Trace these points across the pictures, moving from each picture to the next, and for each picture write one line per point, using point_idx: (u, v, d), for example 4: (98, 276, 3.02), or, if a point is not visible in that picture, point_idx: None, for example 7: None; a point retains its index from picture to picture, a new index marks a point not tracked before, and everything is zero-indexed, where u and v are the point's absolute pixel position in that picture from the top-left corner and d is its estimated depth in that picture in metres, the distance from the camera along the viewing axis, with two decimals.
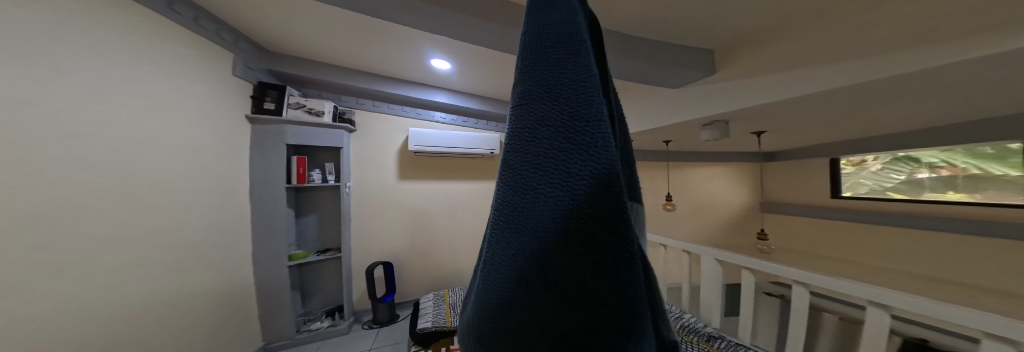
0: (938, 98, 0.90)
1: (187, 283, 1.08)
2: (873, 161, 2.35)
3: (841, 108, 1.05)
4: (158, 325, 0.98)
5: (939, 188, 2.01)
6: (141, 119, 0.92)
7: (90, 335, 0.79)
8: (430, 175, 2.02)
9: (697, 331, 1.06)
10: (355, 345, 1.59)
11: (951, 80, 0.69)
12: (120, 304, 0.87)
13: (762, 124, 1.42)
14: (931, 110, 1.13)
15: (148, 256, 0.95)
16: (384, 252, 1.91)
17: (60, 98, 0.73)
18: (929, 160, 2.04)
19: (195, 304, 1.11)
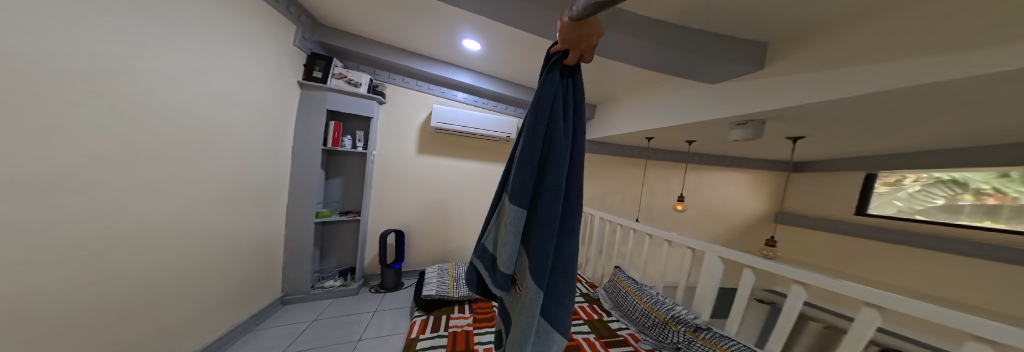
0: (1006, 108, 0.83)
1: (229, 226, 1.22)
2: (911, 181, 2.22)
3: (887, 114, 0.98)
4: (206, 257, 1.14)
5: (975, 215, 1.89)
6: (209, 81, 1.05)
7: (152, 258, 0.93)
8: (447, 152, 2.09)
9: (685, 321, 1.11)
10: (362, 306, 1.74)
11: (1006, 90, 0.65)
12: (183, 230, 1.03)
13: (798, 126, 1.35)
14: (984, 124, 1.06)
15: (202, 198, 1.08)
16: (399, 221, 2.04)
17: (144, 55, 0.84)
18: (975, 185, 1.92)
19: (235, 245, 1.27)
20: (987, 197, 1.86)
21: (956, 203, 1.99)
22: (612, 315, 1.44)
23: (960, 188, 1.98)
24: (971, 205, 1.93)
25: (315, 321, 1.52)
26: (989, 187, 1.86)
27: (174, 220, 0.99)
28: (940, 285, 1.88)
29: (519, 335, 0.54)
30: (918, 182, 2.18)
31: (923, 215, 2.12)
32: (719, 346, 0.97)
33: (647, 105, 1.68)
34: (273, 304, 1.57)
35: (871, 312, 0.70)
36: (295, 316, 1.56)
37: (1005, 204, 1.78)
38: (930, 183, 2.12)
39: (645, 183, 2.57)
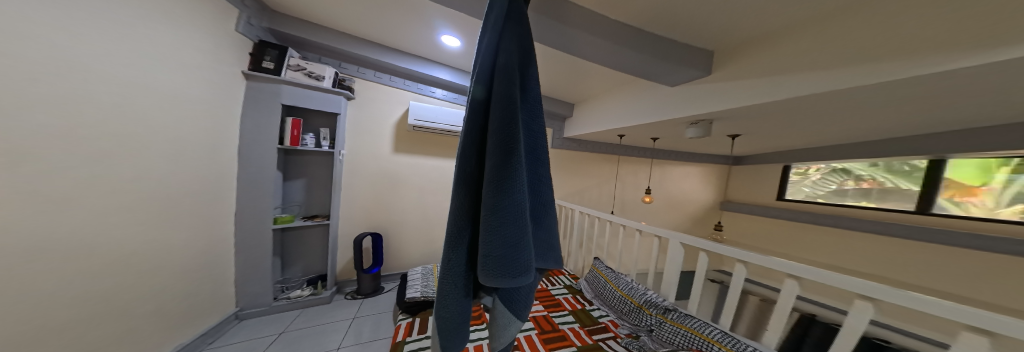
0: (888, 109, 1.07)
1: (158, 240, 1.01)
2: (815, 171, 2.74)
3: (811, 114, 1.20)
4: (134, 276, 0.94)
5: (856, 197, 2.43)
6: (132, 69, 0.87)
7: (59, 280, 0.74)
8: (425, 150, 2.01)
9: (655, 305, 1.28)
10: (336, 314, 1.61)
11: (888, 94, 0.85)
12: (100, 244, 0.84)
13: (740, 125, 1.58)
14: (872, 123, 1.36)
15: (125, 207, 0.90)
16: (373, 223, 1.92)
17: (45, 31, 0.67)
18: (857, 173, 2.46)
19: (171, 261, 1.07)
20: (865, 182, 2.39)
21: (845, 187, 2.53)
22: (593, 303, 1.53)
23: (847, 175, 2.52)
24: (855, 188, 2.46)
25: (282, 334, 1.39)
26: (867, 174, 2.38)
27: (88, 233, 0.80)
28: (837, 255, 2.38)
29: None
30: (820, 171, 2.71)
31: (824, 199, 2.65)
32: (685, 325, 1.12)
33: (618, 106, 1.81)
34: (225, 321, 1.36)
35: (792, 284, 0.89)
36: (254, 331, 1.39)
37: (876, 188, 2.31)
38: (828, 173, 2.65)
39: (618, 178, 2.77)
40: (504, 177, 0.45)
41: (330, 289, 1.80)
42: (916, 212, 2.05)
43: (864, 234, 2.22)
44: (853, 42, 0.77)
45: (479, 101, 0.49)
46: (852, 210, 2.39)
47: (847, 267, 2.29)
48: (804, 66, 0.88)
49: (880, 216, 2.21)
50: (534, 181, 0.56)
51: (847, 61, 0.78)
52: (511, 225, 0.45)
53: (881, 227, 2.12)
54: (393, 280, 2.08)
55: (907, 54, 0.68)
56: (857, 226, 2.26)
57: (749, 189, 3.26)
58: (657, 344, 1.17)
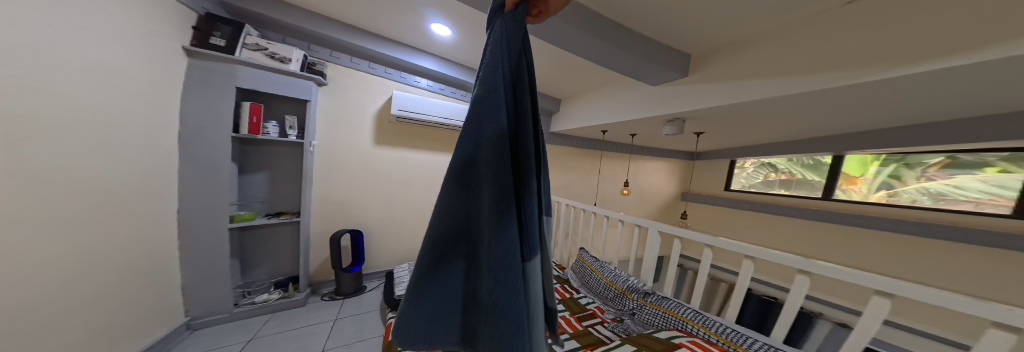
0: (824, 112, 1.28)
1: (89, 248, 0.83)
2: (748, 165, 3.20)
3: (769, 115, 1.38)
4: (62, 294, 0.76)
5: (776, 186, 2.95)
6: (47, 38, 0.68)
7: None
8: (409, 142, 1.88)
9: (636, 290, 1.39)
10: (315, 316, 1.50)
11: (827, 99, 1.02)
12: (14, 255, 0.66)
13: (709, 124, 1.77)
14: (810, 123, 1.62)
15: (46, 209, 0.71)
16: (352, 220, 1.77)
17: None
18: (777, 166, 2.93)
19: (106, 273, 0.88)
20: (782, 174, 2.91)
21: (768, 178, 3.04)
22: (579, 292, 1.62)
23: (770, 168, 3.01)
24: (775, 179, 2.97)
25: (252, 341, 1.25)
26: (784, 167, 2.88)
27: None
28: (772, 237, 2.83)
29: None
30: (751, 164, 3.17)
31: (753, 188, 3.16)
32: (663, 307, 1.24)
33: (604, 104, 1.89)
34: (174, 333, 1.18)
35: (748, 266, 1.07)
36: (217, 339, 1.23)
37: (790, 179, 2.83)
38: (758, 166, 3.10)
39: (599, 172, 2.91)
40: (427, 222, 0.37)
41: (304, 290, 1.64)
42: (822, 198, 2.55)
43: (790, 217, 2.65)
44: (806, 51, 0.89)
45: None
46: (781, 198, 2.86)
47: (777, 245, 2.75)
48: (766, 71, 0.99)
49: (802, 203, 2.68)
50: (493, 261, 0.32)
51: (800, 70, 0.90)
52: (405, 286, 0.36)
53: (798, 211, 2.60)
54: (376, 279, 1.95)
55: (847, 65, 0.80)
56: (784, 211, 2.70)
57: (704, 180, 3.69)
58: (639, 325, 1.28)
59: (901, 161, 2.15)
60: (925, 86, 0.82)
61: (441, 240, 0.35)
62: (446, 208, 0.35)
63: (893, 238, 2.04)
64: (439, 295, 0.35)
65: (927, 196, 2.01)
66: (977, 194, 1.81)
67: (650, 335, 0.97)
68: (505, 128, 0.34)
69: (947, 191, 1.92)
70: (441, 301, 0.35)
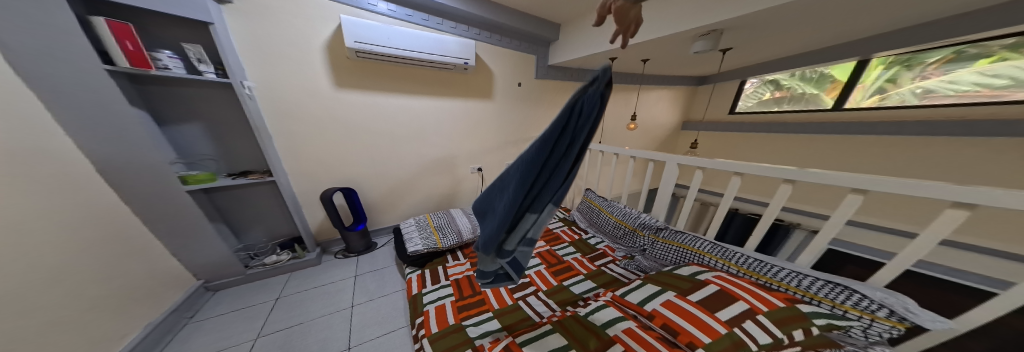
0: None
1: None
2: (749, 84, 2.93)
3: (839, 10, 1.05)
4: None
5: (771, 106, 2.81)
6: None
7: None
8: (378, 84, 1.56)
9: (648, 226, 1.31)
10: (331, 275, 1.47)
11: None
12: None
13: (745, 37, 1.43)
14: (878, 24, 1.28)
15: None
16: (339, 179, 1.62)
17: None
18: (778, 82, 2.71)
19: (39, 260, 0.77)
20: (779, 92, 2.73)
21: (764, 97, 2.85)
22: (588, 232, 1.58)
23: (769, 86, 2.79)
24: (772, 97, 2.79)
25: (279, 300, 1.27)
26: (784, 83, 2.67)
27: None
28: (776, 155, 2.71)
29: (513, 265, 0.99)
30: (753, 84, 2.91)
31: (746, 110, 2.99)
32: (676, 241, 1.17)
33: (619, 21, 1.52)
34: (194, 295, 1.21)
35: (784, 190, 0.94)
36: (241, 300, 1.26)
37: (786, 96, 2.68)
38: (759, 86, 2.86)
39: (605, 107, 2.63)
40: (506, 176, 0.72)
41: (314, 251, 1.61)
42: (828, 109, 2.39)
43: (807, 135, 2.48)
44: None
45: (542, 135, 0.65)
46: (785, 117, 2.66)
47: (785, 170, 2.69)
48: None
49: (803, 117, 2.53)
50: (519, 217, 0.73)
51: None
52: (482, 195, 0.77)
53: (814, 128, 2.43)
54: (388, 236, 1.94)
55: None
56: (802, 131, 2.51)
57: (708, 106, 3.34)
58: (650, 261, 1.25)
59: (902, 63, 1.97)
60: None
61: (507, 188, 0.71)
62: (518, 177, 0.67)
63: (930, 148, 1.87)
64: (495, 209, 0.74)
65: (915, 96, 1.97)
66: (967, 88, 1.77)
67: (672, 272, 0.93)
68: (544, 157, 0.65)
69: (938, 88, 1.88)
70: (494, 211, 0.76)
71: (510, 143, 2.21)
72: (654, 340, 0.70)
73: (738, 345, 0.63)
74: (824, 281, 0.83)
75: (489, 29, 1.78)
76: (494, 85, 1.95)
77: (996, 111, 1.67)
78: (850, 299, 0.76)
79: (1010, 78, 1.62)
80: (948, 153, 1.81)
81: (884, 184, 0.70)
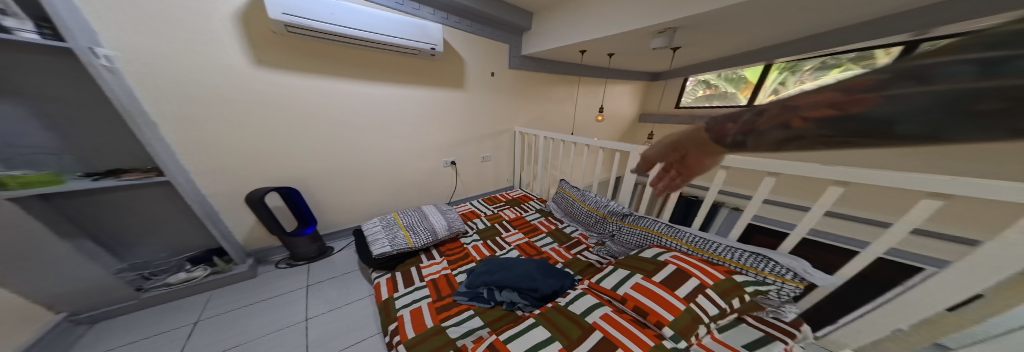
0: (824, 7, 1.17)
1: None
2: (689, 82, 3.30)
3: (771, 14, 1.23)
4: None
5: (702, 101, 3.22)
6: None
7: None
8: (323, 68, 1.38)
9: (617, 213, 1.42)
10: (283, 284, 1.33)
11: None
12: None
13: (696, 35, 1.57)
14: (798, 28, 1.52)
15: None
16: (280, 174, 1.45)
17: None
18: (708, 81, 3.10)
19: None
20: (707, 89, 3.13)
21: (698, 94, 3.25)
22: (564, 222, 1.65)
23: (701, 84, 3.18)
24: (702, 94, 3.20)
25: (199, 323, 1.10)
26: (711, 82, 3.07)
27: None
28: None
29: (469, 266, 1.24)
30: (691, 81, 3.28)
31: (687, 104, 3.40)
32: (641, 225, 1.30)
33: (592, 13, 1.55)
34: (54, 329, 0.98)
35: (721, 175, 1.09)
36: (134, 330, 1.06)
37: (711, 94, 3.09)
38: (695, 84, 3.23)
39: (575, 99, 2.71)
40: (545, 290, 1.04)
41: (244, 262, 1.39)
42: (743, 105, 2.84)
43: None
44: None
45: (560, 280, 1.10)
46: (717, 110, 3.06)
47: None
48: None
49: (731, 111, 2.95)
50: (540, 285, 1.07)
51: None
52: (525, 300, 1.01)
53: (739, 120, 2.85)
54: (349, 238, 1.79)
55: None
56: (734, 123, 2.90)
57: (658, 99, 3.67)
58: (619, 245, 1.36)
59: (790, 68, 2.42)
60: None
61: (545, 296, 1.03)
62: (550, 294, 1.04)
63: None
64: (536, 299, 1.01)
65: None
66: None
67: (639, 256, 1.06)
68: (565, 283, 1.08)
69: None
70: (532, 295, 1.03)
71: (484, 135, 2.16)
72: (630, 325, 0.80)
73: (691, 322, 0.81)
74: (750, 252, 1.00)
75: (456, 11, 1.67)
76: (465, 74, 1.86)
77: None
78: (768, 267, 0.94)
79: None
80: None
81: (792, 168, 0.87)
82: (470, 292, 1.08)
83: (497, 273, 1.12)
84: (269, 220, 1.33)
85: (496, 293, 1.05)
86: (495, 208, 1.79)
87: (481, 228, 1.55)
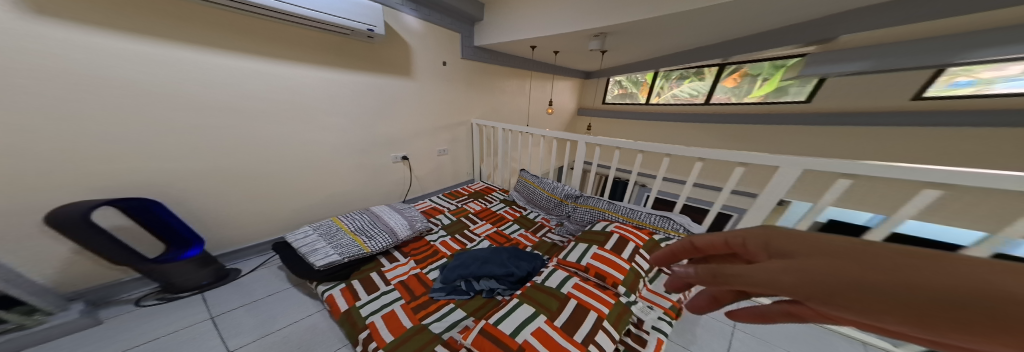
0: (709, 29, 1.56)
1: None
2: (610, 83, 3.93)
3: (677, 31, 1.57)
4: None
5: (616, 98, 3.91)
6: None
7: None
8: (223, 40, 1.12)
9: (571, 196, 1.61)
10: (152, 327, 0.89)
11: (717, 11, 1.22)
12: None
13: (624, 40, 1.85)
14: (692, 43, 1.97)
15: None
16: (155, 177, 1.09)
17: None
18: (623, 82, 3.79)
19: None
20: (620, 89, 3.83)
21: (615, 92, 3.91)
22: (526, 209, 1.76)
23: (619, 84, 3.83)
24: (618, 93, 3.88)
25: None
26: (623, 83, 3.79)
27: None
28: (636, 135, 3.74)
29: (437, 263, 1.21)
30: (612, 83, 3.91)
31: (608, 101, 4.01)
32: (589, 204, 1.51)
33: (540, 12, 1.65)
34: None
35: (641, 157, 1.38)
36: None
37: (621, 93, 3.82)
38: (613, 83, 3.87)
39: (526, 93, 2.82)
40: (521, 273, 1.12)
41: (65, 311, 0.94)
42: (642, 103, 3.64)
43: (648, 120, 3.53)
44: None
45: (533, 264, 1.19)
46: (635, 106, 3.69)
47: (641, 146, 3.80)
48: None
49: (645, 107, 3.60)
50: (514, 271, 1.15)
51: None
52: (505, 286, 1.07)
53: (650, 115, 3.50)
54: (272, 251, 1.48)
55: None
56: (646, 117, 3.53)
57: (592, 95, 4.15)
58: (571, 223, 1.54)
59: (665, 76, 3.35)
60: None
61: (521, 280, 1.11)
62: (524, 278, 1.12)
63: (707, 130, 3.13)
64: (514, 284, 1.08)
65: (669, 97, 3.39)
66: (685, 95, 3.26)
67: (591, 230, 1.28)
68: (536, 265, 1.19)
69: (677, 94, 3.31)
70: (509, 280, 1.09)
71: (438, 128, 2.06)
72: (595, 291, 0.96)
73: (636, 278, 1.03)
74: (659, 214, 1.34)
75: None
76: (413, 60, 1.73)
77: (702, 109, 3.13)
78: (670, 225, 1.29)
79: (699, 91, 3.14)
80: (691, 134, 3.19)
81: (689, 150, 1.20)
82: (446, 287, 1.06)
83: (471, 266, 1.13)
84: (117, 249, 0.85)
85: (473, 283, 1.07)
86: (458, 202, 1.77)
87: (446, 224, 1.51)
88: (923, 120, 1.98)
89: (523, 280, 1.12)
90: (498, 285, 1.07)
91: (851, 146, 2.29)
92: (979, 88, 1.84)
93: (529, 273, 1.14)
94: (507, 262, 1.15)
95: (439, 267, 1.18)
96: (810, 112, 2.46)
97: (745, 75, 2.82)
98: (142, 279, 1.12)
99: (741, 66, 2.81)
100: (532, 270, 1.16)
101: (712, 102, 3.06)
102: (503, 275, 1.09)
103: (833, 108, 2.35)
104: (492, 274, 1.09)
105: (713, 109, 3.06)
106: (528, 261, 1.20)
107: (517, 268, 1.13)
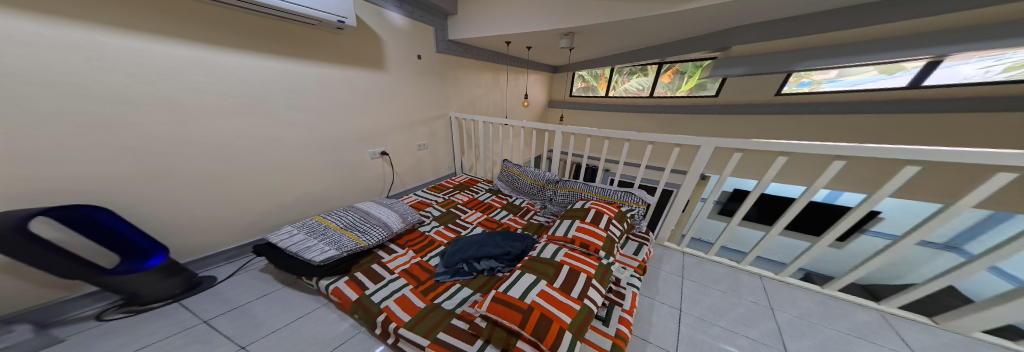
0: (659, 33, 1.83)
1: None
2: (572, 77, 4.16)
3: (633, 33, 1.80)
4: None
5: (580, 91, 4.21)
6: None
7: None
8: (172, 28, 0.95)
9: (551, 181, 1.78)
10: (128, 340, 0.80)
11: (667, 19, 1.46)
12: None
13: (589, 40, 2.05)
14: (646, 44, 2.27)
15: None
16: (95, 189, 0.92)
17: None
18: (584, 76, 4.06)
19: None
20: (583, 82, 4.12)
21: (579, 86, 4.19)
22: (511, 196, 1.88)
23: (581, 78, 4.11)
24: (580, 86, 4.18)
25: None
26: (585, 76, 4.06)
27: None
28: (599, 125, 4.11)
29: (436, 249, 1.27)
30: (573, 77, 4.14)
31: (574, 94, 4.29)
32: (568, 187, 1.68)
33: (515, 11, 1.73)
34: None
35: None
36: None
37: (585, 86, 4.13)
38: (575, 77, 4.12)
39: (500, 87, 2.89)
40: (517, 251, 1.23)
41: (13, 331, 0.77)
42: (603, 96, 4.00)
43: (609, 112, 3.91)
44: None
45: (524, 242, 1.31)
46: (598, 99, 4.04)
47: None
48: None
49: (606, 100, 3.97)
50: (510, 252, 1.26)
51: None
52: (503, 264, 1.17)
53: (610, 107, 3.88)
54: (243, 257, 1.35)
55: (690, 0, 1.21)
56: (608, 108, 3.90)
57: (558, 89, 4.38)
58: (553, 204, 1.71)
59: (620, 72, 3.71)
60: (710, 12, 1.34)
61: (517, 258, 1.22)
62: (519, 255, 1.23)
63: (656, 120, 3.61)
64: (512, 261, 1.19)
65: (624, 91, 3.78)
66: (636, 88, 3.66)
67: (573, 208, 1.46)
68: (529, 244, 1.31)
69: (630, 87, 3.71)
70: (507, 259, 1.19)
71: (415, 122, 2.03)
72: (580, 254, 1.15)
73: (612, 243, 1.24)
74: (626, 191, 1.58)
75: None
76: (386, 53, 1.67)
77: (645, 102, 3.61)
78: (634, 198, 1.53)
79: (646, 85, 3.56)
80: (639, 123, 3.67)
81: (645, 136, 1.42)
82: (450, 270, 1.13)
83: (470, 249, 1.21)
84: (61, 259, 0.74)
85: (475, 264, 1.15)
86: (445, 195, 1.81)
87: (437, 215, 1.55)
88: (793, 109, 2.62)
89: (518, 258, 1.23)
90: (497, 264, 1.17)
91: (750, 130, 2.90)
92: (814, 87, 2.53)
93: (522, 250, 1.26)
94: (504, 244, 1.26)
95: (439, 253, 1.24)
96: (719, 105, 3.02)
97: (678, 72, 3.28)
98: (95, 294, 0.95)
99: (674, 64, 3.24)
100: (523, 247, 1.28)
101: (657, 95, 3.52)
102: (501, 255, 1.19)
103: (742, 101, 2.87)
104: (492, 255, 1.19)
105: (655, 101, 3.53)
106: (520, 241, 1.31)
107: (513, 248, 1.25)
